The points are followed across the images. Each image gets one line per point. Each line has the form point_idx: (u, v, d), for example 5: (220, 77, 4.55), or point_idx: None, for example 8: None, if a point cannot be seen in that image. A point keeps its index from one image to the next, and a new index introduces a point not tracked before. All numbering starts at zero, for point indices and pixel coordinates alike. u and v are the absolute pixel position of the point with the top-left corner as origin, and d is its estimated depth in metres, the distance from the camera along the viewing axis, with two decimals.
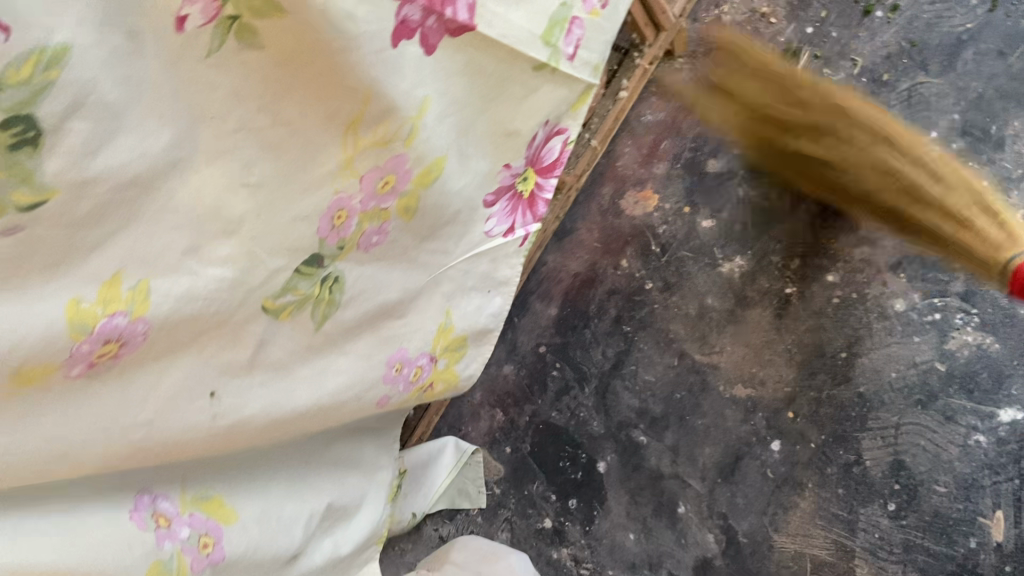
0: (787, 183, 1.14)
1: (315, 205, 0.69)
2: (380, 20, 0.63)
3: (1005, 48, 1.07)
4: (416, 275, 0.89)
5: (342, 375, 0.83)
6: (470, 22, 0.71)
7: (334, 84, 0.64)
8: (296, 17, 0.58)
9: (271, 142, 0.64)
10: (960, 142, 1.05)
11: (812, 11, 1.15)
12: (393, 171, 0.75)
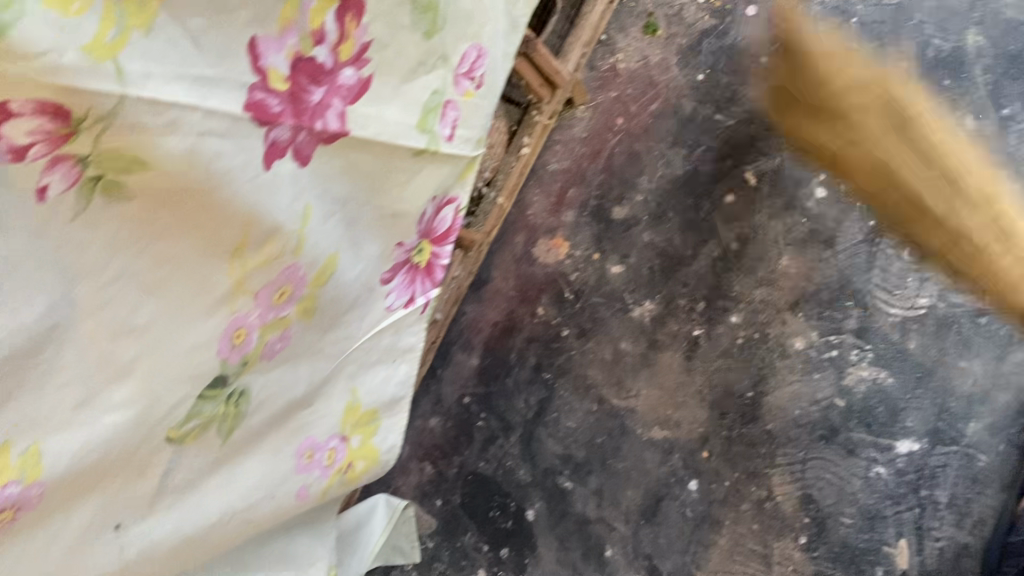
0: (688, 228, 1.18)
1: (210, 330, 0.70)
2: (245, 152, 0.63)
3: (884, 91, 1.10)
4: (323, 365, 0.89)
5: (251, 477, 0.83)
6: (343, 126, 0.71)
7: (212, 218, 0.64)
8: (162, 167, 0.57)
9: (156, 282, 0.63)
10: (845, 184, 1.10)
11: (702, 57, 1.20)
12: (287, 281, 0.75)
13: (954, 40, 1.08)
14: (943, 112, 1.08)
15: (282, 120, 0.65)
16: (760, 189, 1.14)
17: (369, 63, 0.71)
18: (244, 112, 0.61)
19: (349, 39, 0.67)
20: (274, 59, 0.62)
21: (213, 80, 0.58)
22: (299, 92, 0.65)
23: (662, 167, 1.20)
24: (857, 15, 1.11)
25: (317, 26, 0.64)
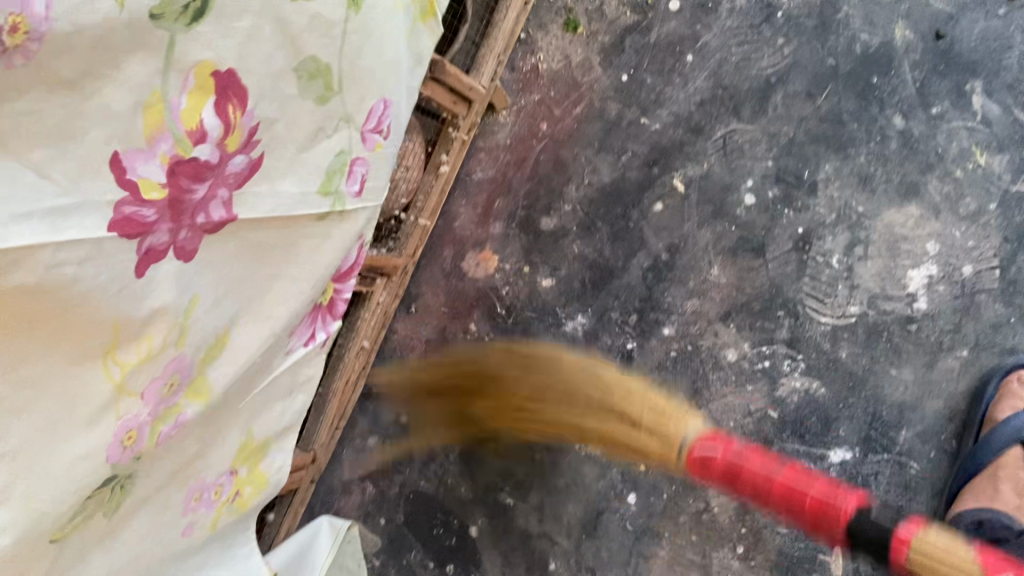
0: (617, 239, 1.15)
1: (95, 438, 0.65)
2: (110, 267, 0.58)
3: (812, 90, 1.07)
4: (215, 421, 0.84)
5: (130, 537, 0.78)
6: (229, 214, 0.67)
7: (77, 334, 0.59)
8: (8, 297, 0.52)
9: (19, 406, 0.58)
10: (774, 189, 1.08)
11: (626, 57, 1.14)
12: (174, 372, 0.71)
13: (881, 35, 1.06)
14: (872, 112, 1.06)
15: (158, 226, 0.60)
16: (688, 197, 1.11)
17: (259, 145, 0.66)
18: (111, 231, 0.56)
19: (234, 129, 0.62)
20: (144, 169, 0.57)
21: (70, 209, 0.52)
22: (178, 193, 0.61)
23: (588, 175, 1.16)
24: (782, 9, 1.08)
25: (192, 125, 0.59)
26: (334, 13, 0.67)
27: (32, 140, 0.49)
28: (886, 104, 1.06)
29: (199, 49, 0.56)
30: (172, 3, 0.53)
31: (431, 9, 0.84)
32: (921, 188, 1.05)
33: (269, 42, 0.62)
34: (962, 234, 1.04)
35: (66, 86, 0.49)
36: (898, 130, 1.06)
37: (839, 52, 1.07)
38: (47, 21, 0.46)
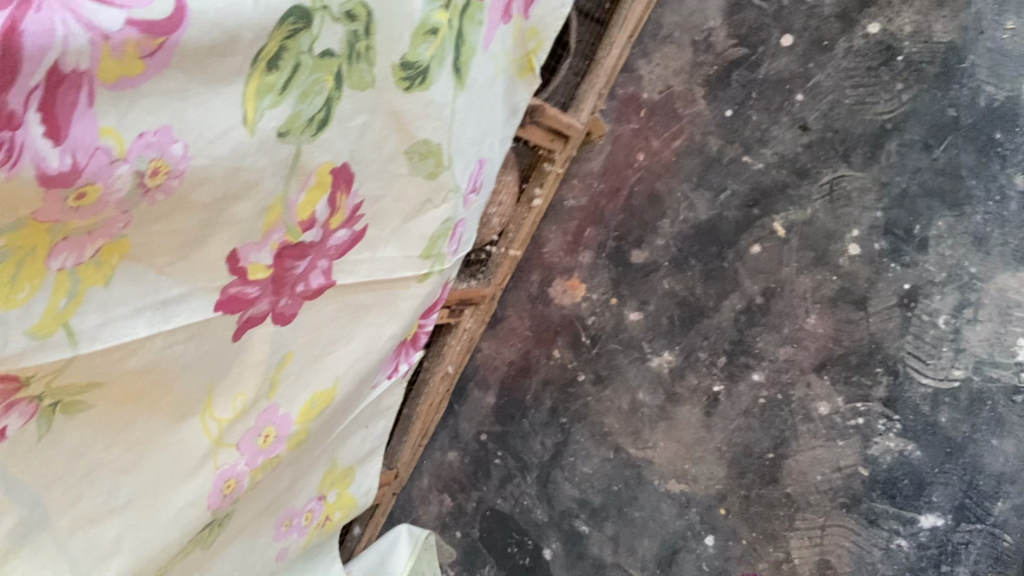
0: (711, 278, 1.12)
1: (197, 487, 0.65)
2: (209, 341, 0.57)
3: (930, 140, 1.03)
4: (309, 459, 0.85)
5: (226, 565, 0.81)
6: (329, 280, 0.66)
7: (175, 398, 0.58)
8: (119, 377, 0.52)
9: (128, 465, 0.57)
10: (881, 242, 1.05)
11: (731, 91, 1.11)
12: (267, 425, 0.70)
13: (1008, 89, 1.00)
14: (993, 168, 1.02)
15: (261, 300, 0.60)
16: (788, 241, 1.08)
17: (362, 219, 0.66)
18: (216, 311, 0.55)
19: (340, 209, 0.61)
20: (257, 256, 0.56)
21: (179, 298, 0.52)
22: (281, 269, 0.60)
23: (684, 211, 1.13)
24: (903, 53, 1.03)
25: (305, 216, 0.58)
26: (445, 98, 0.66)
27: (157, 248, 0.48)
28: (1009, 163, 1.01)
29: (321, 152, 0.55)
30: (298, 117, 0.51)
31: (529, 64, 0.82)
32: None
33: (378, 132, 0.61)
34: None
35: (202, 207, 0.48)
36: (1020, 191, 1.01)
37: (961, 104, 1.02)
38: (185, 160, 0.44)
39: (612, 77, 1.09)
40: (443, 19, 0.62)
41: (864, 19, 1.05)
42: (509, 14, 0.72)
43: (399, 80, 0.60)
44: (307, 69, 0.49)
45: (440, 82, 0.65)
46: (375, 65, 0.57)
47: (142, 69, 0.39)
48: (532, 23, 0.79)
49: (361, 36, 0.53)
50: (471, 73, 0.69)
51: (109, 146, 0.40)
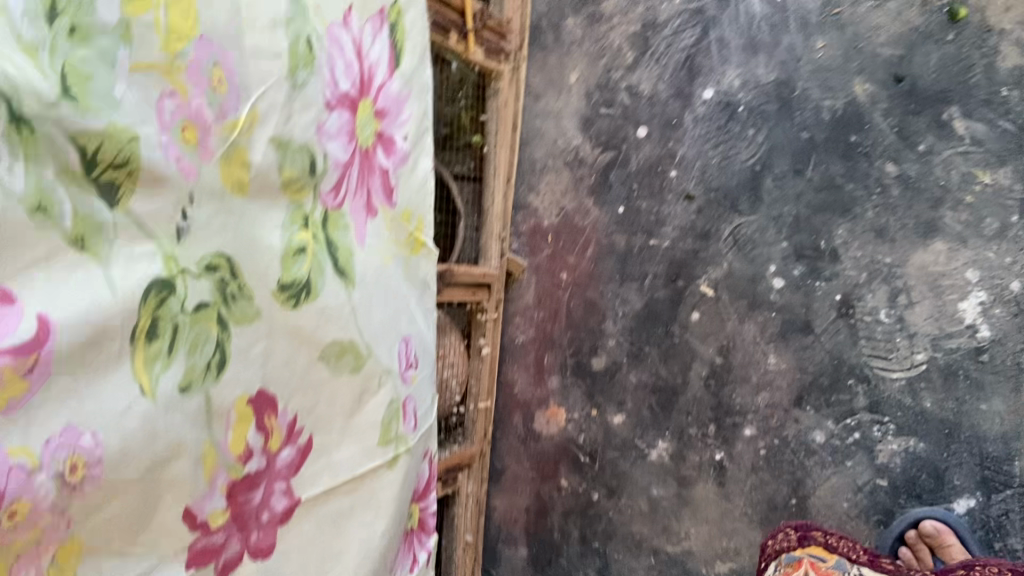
0: (669, 358, 1.17)
1: None
2: None
3: (798, 166, 1.09)
4: None
5: None
6: (293, 498, 0.70)
7: None
8: None
9: None
10: (799, 267, 1.09)
11: (614, 190, 1.20)
12: None
13: (843, 96, 1.07)
14: (863, 168, 1.06)
15: (229, 542, 0.63)
16: (720, 298, 1.14)
17: (302, 431, 0.70)
18: (186, 569, 0.59)
19: (274, 431, 0.66)
20: (211, 504, 0.61)
21: (147, 570, 0.56)
22: (239, 506, 0.64)
23: (620, 307, 1.20)
24: (741, 104, 1.12)
25: (241, 449, 0.63)
26: (339, 298, 0.72)
27: (108, 532, 0.52)
28: (875, 158, 1.05)
29: (229, 390, 0.61)
30: (194, 369, 0.57)
31: (418, 240, 0.87)
32: (940, 222, 1.02)
33: (284, 351, 0.67)
34: (997, 251, 0.99)
35: (135, 481, 0.53)
36: (894, 176, 1.04)
37: (811, 125, 1.08)
38: (98, 445, 0.50)
39: (507, 219, 1.18)
40: (307, 237, 0.68)
41: (697, 88, 1.15)
42: (374, 209, 0.78)
43: (284, 301, 0.66)
44: (186, 326, 0.56)
45: (328, 288, 0.71)
46: (254, 297, 0.63)
47: (29, 385, 0.45)
48: (402, 207, 0.84)
49: (230, 280, 0.60)
50: (357, 270, 0.75)
51: (21, 463, 0.45)
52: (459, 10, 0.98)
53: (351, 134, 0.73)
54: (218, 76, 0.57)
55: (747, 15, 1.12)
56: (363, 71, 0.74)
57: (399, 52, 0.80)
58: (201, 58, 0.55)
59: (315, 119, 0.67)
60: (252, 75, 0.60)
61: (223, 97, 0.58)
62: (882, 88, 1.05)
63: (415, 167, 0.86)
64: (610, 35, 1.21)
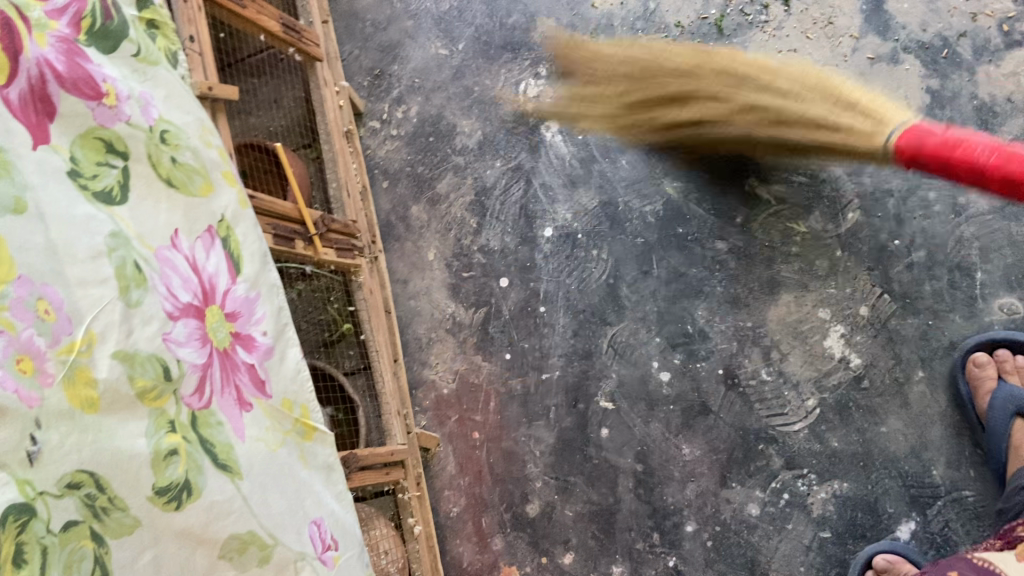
0: (595, 482, 1.32)
1: None
2: None
3: (644, 268, 1.37)
4: None
5: None
6: None
7: None
8: None
9: None
10: (677, 356, 1.33)
11: (497, 340, 1.40)
12: None
13: (658, 199, 1.38)
14: (696, 252, 1.36)
15: None
16: (620, 409, 1.33)
17: None
18: None
19: None
20: None
21: None
22: None
23: (536, 447, 1.35)
24: (580, 231, 1.40)
25: None
26: (225, 492, 0.74)
27: None
28: (703, 242, 1.36)
29: None
30: None
31: (309, 425, 0.91)
32: (780, 278, 1.32)
33: (175, 554, 0.68)
34: (837, 286, 1.30)
35: None
36: (726, 251, 1.35)
37: (641, 229, 1.38)
38: None
39: (404, 398, 1.23)
40: (175, 440, 0.71)
41: (539, 230, 1.41)
42: (246, 402, 0.82)
43: (162, 506, 0.68)
44: (55, 547, 0.58)
45: (210, 483, 0.72)
46: (129, 507, 0.65)
47: None
48: (280, 398, 0.88)
49: (98, 494, 0.63)
50: (241, 463, 0.77)
51: None
52: (297, 219, 1.09)
53: (203, 338, 0.79)
54: (44, 307, 0.63)
55: (559, 158, 1.43)
56: (203, 282, 0.81)
57: (238, 261, 0.88)
58: (23, 295, 0.61)
59: (158, 331, 0.73)
60: (83, 303, 0.67)
61: (54, 325, 0.63)
62: (687, 181, 1.38)
63: (283, 358, 0.91)
64: (451, 210, 1.46)
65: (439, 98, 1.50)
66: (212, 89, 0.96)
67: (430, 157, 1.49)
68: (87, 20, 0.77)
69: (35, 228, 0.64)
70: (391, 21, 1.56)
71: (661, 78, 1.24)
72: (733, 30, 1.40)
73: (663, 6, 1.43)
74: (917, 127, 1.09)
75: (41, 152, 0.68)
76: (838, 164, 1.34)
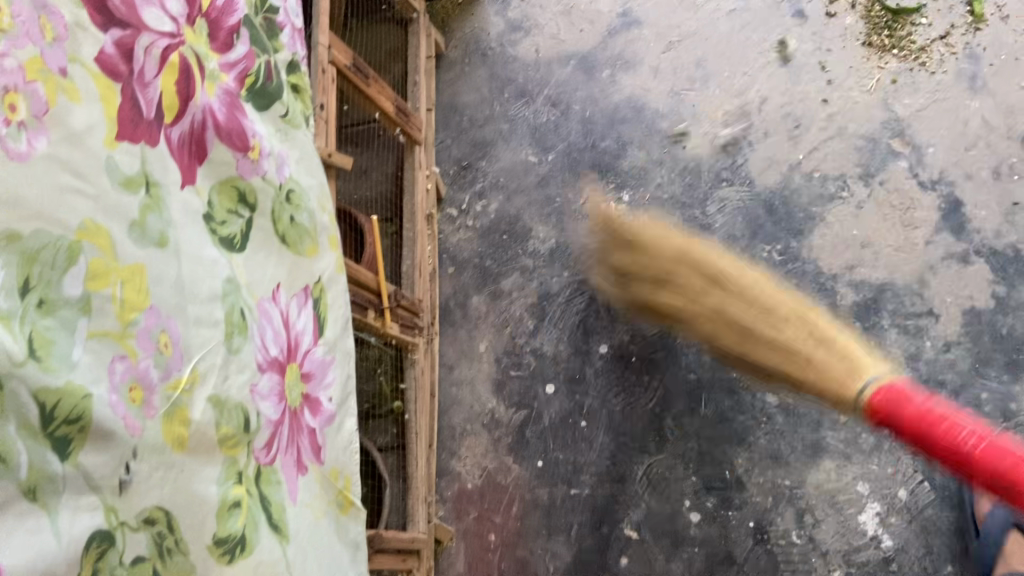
0: None
1: None
2: None
3: (693, 405, 1.40)
4: None
5: None
6: None
7: None
8: None
9: None
10: (711, 499, 1.35)
11: (532, 445, 1.45)
12: None
13: None
14: (747, 400, 1.39)
15: None
16: (643, 539, 1.36)
17: None
18: None
19: None
20: None
21: None
22: None
23: (551, 561, 1.39)
24: (633, 355, 1.45)
25: None
26: (273, 554, 0.73)
27: None
28: (754, 392, 1.39)
29: None
30: None
31: (347, 500, 0.90)
32: (824, 443, 1.35)
33: None
34: (879, 464, 1.32)
35: None
36: (776, 405, 1.37)
37: (696, 366, 1.42)
38: None
39: (429, 485, 1.23)
40: (241, 491, 0.72)
41: (593, 346, 1.47)
42: (304, 466, 0.83)
43: (218, 556, 0.68)
44: None
45: (263, 541, 0.73)
46: (189, 550, 0.66)
47: None
48: (330, 465, 0.89)
49: (167, 533, 0.64)
50: (290, 525, 0.78)
51: None
52: (375, 291, 1.12)
53: (281, 394, 0.81)
54: (164, 340, 0.66)
55: None
56: (291, 339, 0.84)
57: (322, 323, 0.90)
58: (150, 325, 0.65)
59: (248, 380, 0.75)
60: (194, 341, 0.70)
61: (168, 359, 0.67)
62: None
63: (340, 427, 0.92)
64: (511, 307, 1.54)
65: (520, 201, 1.61)
66: (331, 157, 1.01)
67: (500, 254, 1.58)
68: (251, 78, 0.82)
69: (169, 265, 0.68)
70: (489, 119, 1.69)
71: (708, 305, 1.26)
72: (814, 199, 1.47)
73: (750, 163, 1.52)
74: (892, 385, 1.07)
75: (186, 193, 0.73)
76: (896, 345, 1.38)
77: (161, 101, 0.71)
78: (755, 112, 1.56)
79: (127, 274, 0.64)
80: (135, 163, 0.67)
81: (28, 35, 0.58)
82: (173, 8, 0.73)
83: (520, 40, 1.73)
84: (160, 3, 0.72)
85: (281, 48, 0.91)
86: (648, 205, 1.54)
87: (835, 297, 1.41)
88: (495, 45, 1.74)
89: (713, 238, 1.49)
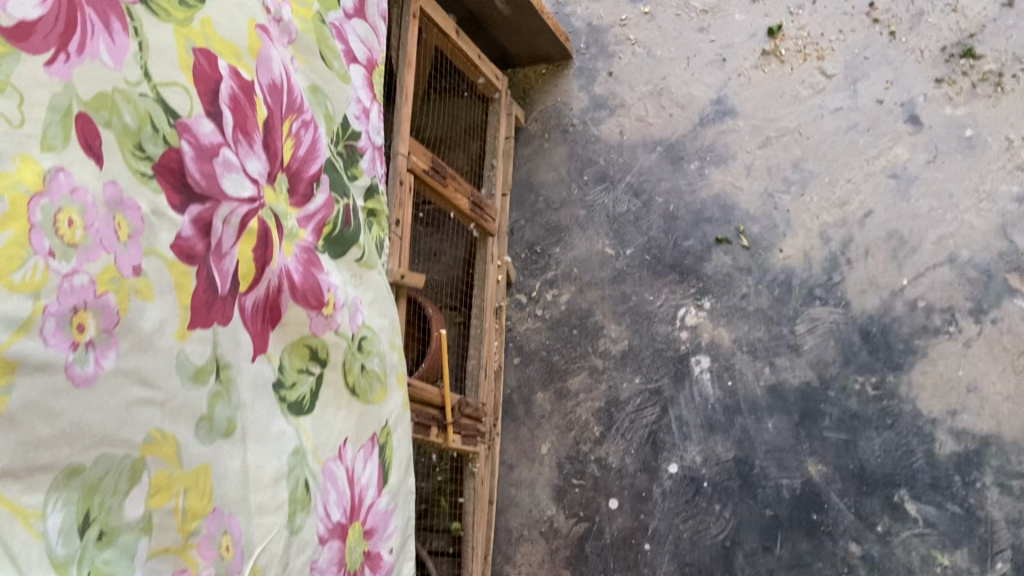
0: None
1: None
2: None
3: (765, 540, 1.69)
4: None
5: None
6: None
7: None
8: None
9: None
10: None
11: (591, 561, 1.79)
12: None
13: (799, 477, 1.71)
14: (823, 544, 1.66)
15: None
16: None
17: None
18: None
19: None
20: None
21: None
22: None
23: None
24: (704, 480, 1.76)
25: None
26: None
27: None
28: (829, 535, 1.66)
29: None
30: None
31: None
32: None
33: None
34: None
35: None
36: (858, 555, 1.64)
37: (772, 503, 1.71)
38: None
39: None
40: None
41: (664, 464, 1.79)
42: None
43: None
44: None
45: None
46: None
47: None
48: None
49: None
50: None
51: None
52: (439, 403, 1.08)
53: (341, 562, 0.75)
54: (226, 543, 0.62)
55: (703, 395, 1.81)
56: (354, 496, 0.78)
57: (387, 470, 0.85)
58: (212, 530, 0.61)
59: (308, 559, 0.71)
60: (256, 532, 0.65)
61: (230, 562, 0.62)
62: (833, 468, 1.70)
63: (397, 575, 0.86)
64: (578, 409, 1.90)
65: (591, 294, 1.96)
66: (403, 277, 0.97)
67: (568, 348, 1.94)
68: (329, 227, 0.78)
69: (234, 455, 0.64)
70: (566, 203, 2.05)
71: None
72: (916, 331, 1.71)
73: (849, 280, 1.79)
74: None
75: (257, 364, 0.69)
76: (997, 505, 1.60)
77: (236, 272, 0.67)
78: (856, 225, 1.81)
79: (191, 479, 0.60)
80: (206, 349, 0.63)
81: (102, 244, 0.55)
82: (253, 169, 0.69)
83: (603, 121, 2.07)
84: (241, 167, 0.68)
85: (360, 175, 0.88)
86: (729, 313, 1.84)
87: (934, 443, 1.65)
88: (578, 121, 2.10)
89: (801, 365, 1.76)
